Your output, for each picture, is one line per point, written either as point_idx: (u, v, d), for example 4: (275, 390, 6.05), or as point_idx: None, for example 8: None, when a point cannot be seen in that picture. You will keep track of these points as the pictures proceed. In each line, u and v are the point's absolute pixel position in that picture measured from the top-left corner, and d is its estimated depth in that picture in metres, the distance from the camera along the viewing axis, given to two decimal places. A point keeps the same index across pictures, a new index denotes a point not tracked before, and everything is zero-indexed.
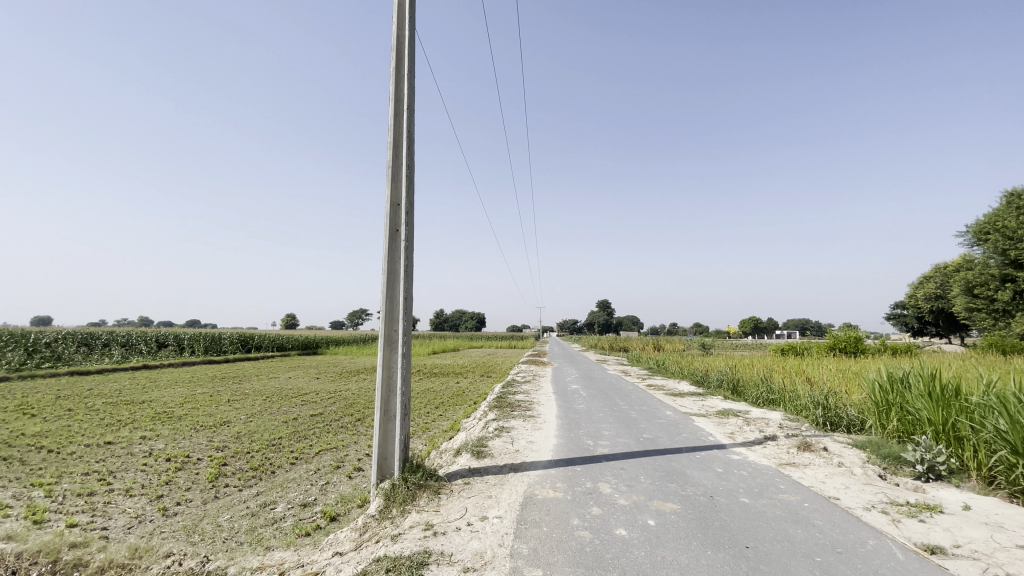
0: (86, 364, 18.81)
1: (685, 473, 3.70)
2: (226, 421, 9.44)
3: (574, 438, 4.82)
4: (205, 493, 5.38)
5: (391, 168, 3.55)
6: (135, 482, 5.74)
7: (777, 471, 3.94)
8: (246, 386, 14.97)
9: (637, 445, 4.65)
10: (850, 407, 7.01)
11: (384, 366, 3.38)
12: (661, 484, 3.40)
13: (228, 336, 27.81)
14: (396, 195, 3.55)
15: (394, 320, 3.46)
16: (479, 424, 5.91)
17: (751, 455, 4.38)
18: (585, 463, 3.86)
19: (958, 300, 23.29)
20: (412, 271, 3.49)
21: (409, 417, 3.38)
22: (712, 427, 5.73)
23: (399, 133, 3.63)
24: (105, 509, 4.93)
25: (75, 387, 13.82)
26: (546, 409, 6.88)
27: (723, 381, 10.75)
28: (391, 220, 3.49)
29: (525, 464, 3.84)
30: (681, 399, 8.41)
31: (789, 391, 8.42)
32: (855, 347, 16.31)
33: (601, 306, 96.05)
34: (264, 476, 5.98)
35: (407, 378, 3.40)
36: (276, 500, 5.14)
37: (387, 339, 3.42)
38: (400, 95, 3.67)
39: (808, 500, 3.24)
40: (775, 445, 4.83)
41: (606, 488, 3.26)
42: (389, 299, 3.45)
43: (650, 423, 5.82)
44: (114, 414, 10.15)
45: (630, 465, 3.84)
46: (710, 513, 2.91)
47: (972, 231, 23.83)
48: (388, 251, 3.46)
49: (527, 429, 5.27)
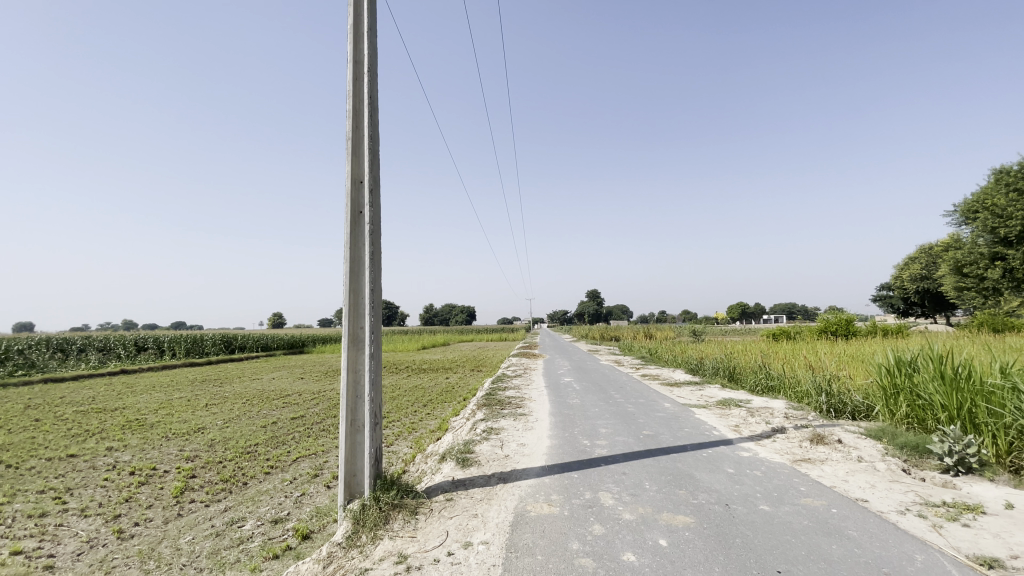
0: (61, 370, 18.09)
1: (694, 476, 3.31)
2: (201, 427, 8.92)
3: (570, 438, 4.42)
4: (167, 511, 4.90)
5: (351, 140, 3.07)
6: (92, 501, 5.22)
7: (794, 469, 3.57)
8: (227, 389, 14.40)
9: (638, 443, 4.26)
10: (854, 392, 6.74)
11: (349, 368, 2.93)
12: (670, 491, 3.01)
13: (211, 338, 27.03)
14: (358, 170, 3.09)
15: (359, 316, 3.01)
16: (467, 425, 5.47)
17: (762, 451, 4.02)
18: (583, 469, 3.45)
19: (947, 280, 23.27)
20: (379, 258, 3.04)
21: (380, 427, 2.94)
22: (715, 419, 5.36)
23: (359, 101, 3.14)
24: (55, 533, 4.43)
25: (46, 396, 13.15)
26: (538, 405, 6.45)
27: (719, 368, 10.50)
28: (353, 199, 3.02)
29: (515, 472, 3.43)
30: (678, 389, 8.08)
31: (789, 377, 8.16)
32: (846, 329, 16.19)
33: (590, 296, 95.80)
34: (235, 488, 5.51)
35: (377, 381, 2.95)
36: (245, 516, 4.69)
37: (352, 337, 2.98)
38: (359, 56, 3.19)
39: (835, 506, 2.88)
40: (785, 438, 4.48)
41: (607, 500, 2.85)
42: (353, 291, 2.99)
43: (649, 417, 5.43)
44: (82, 424, 9.56)
45: (632, 469, 3.44)
46: (731, 528, 2.52)
47: (960, 210, 23.79)
48: (350, 235, 3.00)
49: (517, 430, 4.84)
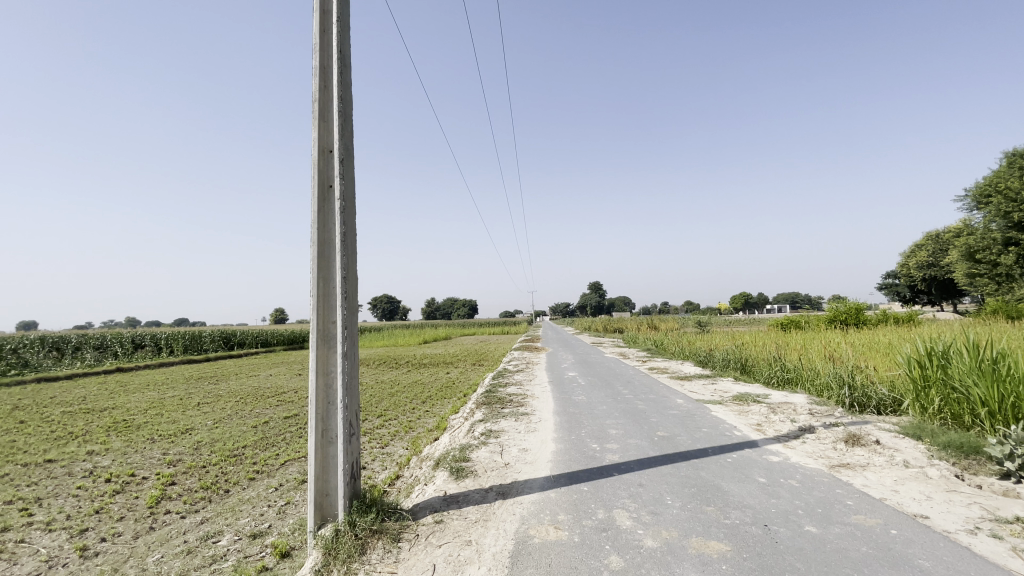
0: (56, 369, 17.80)
1: (722, 488, 2.88)
2: (190, 428, 8.55)
3: (577, 441, 4.00)
4: (139, 525, 4.48)
5: (318, 103, 2.60)
6: (60, 513, 4.81)
7: (835, 478, 3.13)
8: (221, 387, 14.05)
9: (652, 446, 3.83)
10: (880, 386, 6.29)
11: (318, 369, 2.48)
12: (697, 508, 2.57)
13: (210, 334, 26.60)
14: (327, 138, 2.62)
15: (330, 309, 2.55)
16: (465, 427, 5.03)
17: (793, 455, 3.59)
18: (593, 481, 3.02)
19: (959, 267, 22.70)
20: (352, 241, 2.58)
21: (356, 438, 2.50)
22: (734, 417, 4.93)
23: (328, 57, 2.67)
24: (13, 551, 4.00)
25: (37, 396, 12.80)
26: (541, 404, 6.00)
27: (730, 360, 10.04)
28: (321, 171, 2.56)
29: (515, 484, 3.00)
30: (689, 383, 7.65)
31: (807, 369, 7.70)
32: (856, 318, 15.72)
33: (591, 288, 95.01)
34: (216, 497, 5.12)
35: (351, 385, 2.50)
36: (221, 529, 4.29)
37: (323, 334, 2.53)
38: (327, 4, 2.70)
39: (895, 528, 2.46)
40: (816, 439, 4.03)
41: (624, 521, 2.42)
42: (324, 279, 2.53)
43: (662, 416, 4.99)
44: (67, 426, 9.19)
45: (650, 480, 3.01)
46: (777, 558, 2.09)
47: (972, 195, 23.18)
48: (317, 214, 2.54)
49: (519, 433, 4.40)
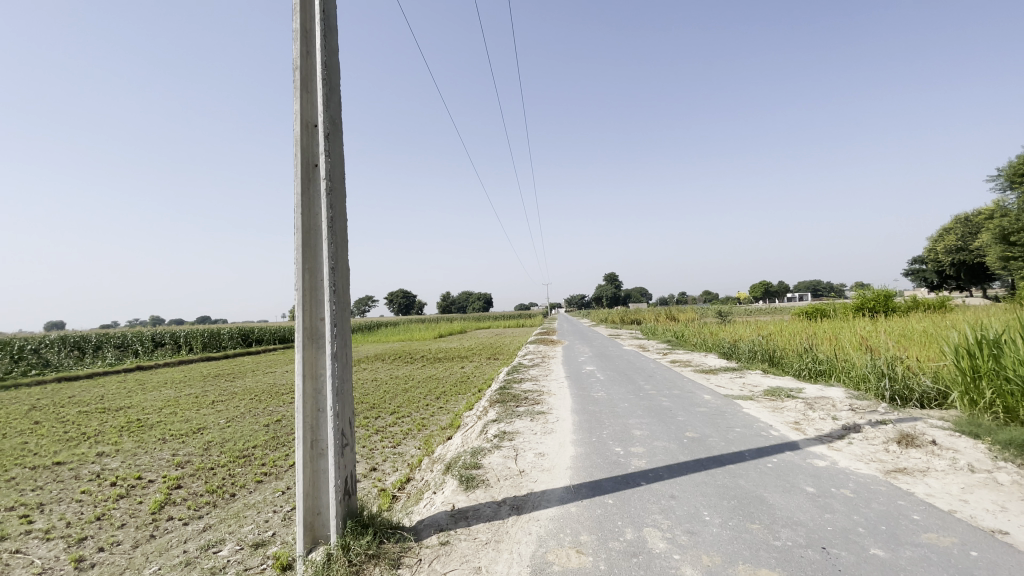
0: (76, 368, 17.96)
1: (767, 500, 2.53)
2: (202, 428, 8.42)
3: (599, 444, 3.67)
4: (139, 533, 4.29)
5: (299, 71, 2.29)
6: (60, 520, 4.64)
7: (893, 487, 2.76)
8: (237, 384, 14.00)
9: (682, 450, 3.50)
10: (923, 377, 5.85)
11: (305, 373, 2.19)
12: (740, 526, 2.24)
13: (228, 331, 26.74)
14: (310, 111, 2.32)
15: (317, 305, 2.26)
16: (478, 427, 4.74)
17: (840, 459, 3.22)
18: (618, 492, 2.70)
19: (993, 251, 21.67)
20: (341, 228, 2.28)
21: (349, 450, 2.21)
22: (768, 415, 4.55)
23: (310, 20, 2.36)
24: (6, 563, 3.83)
25: (55, 396, 12.87)
26: (559, 401, 5.68)
27: (756, 352, 9.60)
28: (304, 147, 2.26)
29: (532, 496, 2.70)
30: (714, 377, 7.26)
31: (841, 360, 7.25)
32: (884, 305, 15.05)
33: (606, 277, 94.06)
34: (220, 502, 4.91)
35: (343, 390, 2.22)
36: (223, 538, 4.07)
37: (310, 334, 2.24)
38: None
39: (976, 550, 2.09)
40: (863, 440, 3.64)
41: (657, 543, 2.10)
42: (310, 271, 2.24)
43: (690, 414, 4.64)
44: (80, 426, 9.12)
45: (683, 491, 2.68)
46: None
47: (1005, 174, 22.07)
48: (301, 196, 2.23)
49: (535, 434, 4.09)
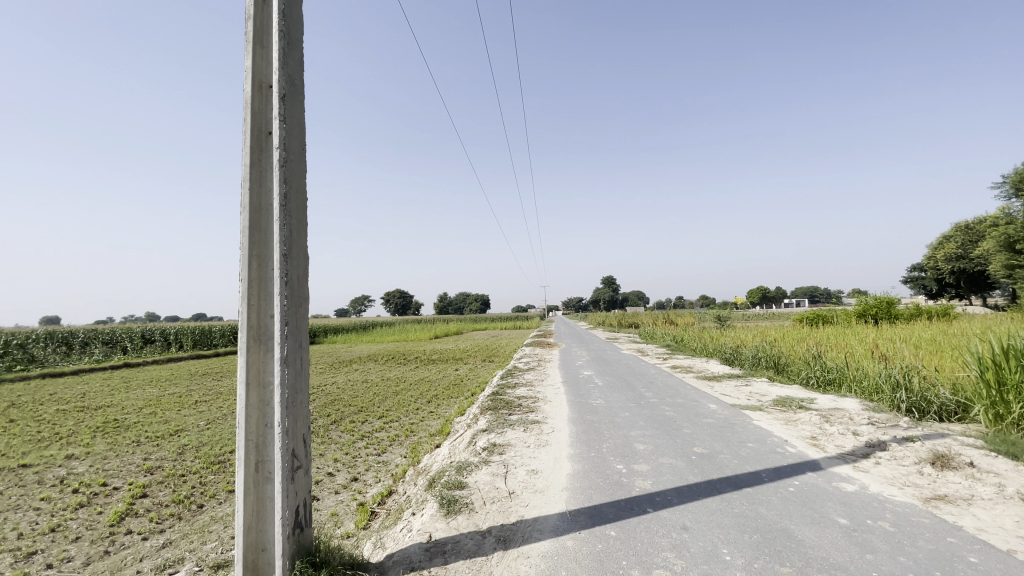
0: (60, 365, 17.42)
1: (796, 535, 2.17)
2: (180, 430, 8.01)
3: (598, 461, 3.30)
4: (92, 548, 3.89)
5: (252, 21, 1.93)
6: (10, 532, 4.24)
7: (938, 519, 2.39)
8: (223, 384, 13.55)
9: (691, 468, 3.14)
10: (942, 389, 5.50)
11: (250, 379, 1.83)
12: (767, 570, 1.88)
13: (219, 330, 26.22)
14: (265, 69, 1.96)
15: (267, 299, 1.90)
16: (465, 437, 4.37)
17: (870, 483, 2.87)
18: (622, 521, 2.33)
19: (996, 259, 21.36)
20: (297, 209, 1.93)
21: (300, 473, 1.85)
22: (782, 429, 4.18)
23: None
24: None
25: (36, 392, 12.42)
26: (555, 409, 5.32)
27: (761, 359, 9.24)
28: (255, 112, 1.91)
29: (522, 525, 2.32)
30: (719, 384, 6.89)
31: (853, 369, 6.89)
32: (887, 312, 14.74)
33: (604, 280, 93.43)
34: (186, 515, 4.51)
35: (295, 401, 1.86)
36: (182, 557, 3.67)
37: (259, 333, 1.88)
38: None
39: None
40: (893, 461, 3.28)
41: None
42: (259, 258, 1.88)
43: (696, 426, 4.28)
44: (54, 425, 8.71)
45: (697, 522, 2.31)
46: None
47: (1010, 181, 21.76)
48: (251, 169, 1.88)
49: (528, 448, 3.73)
